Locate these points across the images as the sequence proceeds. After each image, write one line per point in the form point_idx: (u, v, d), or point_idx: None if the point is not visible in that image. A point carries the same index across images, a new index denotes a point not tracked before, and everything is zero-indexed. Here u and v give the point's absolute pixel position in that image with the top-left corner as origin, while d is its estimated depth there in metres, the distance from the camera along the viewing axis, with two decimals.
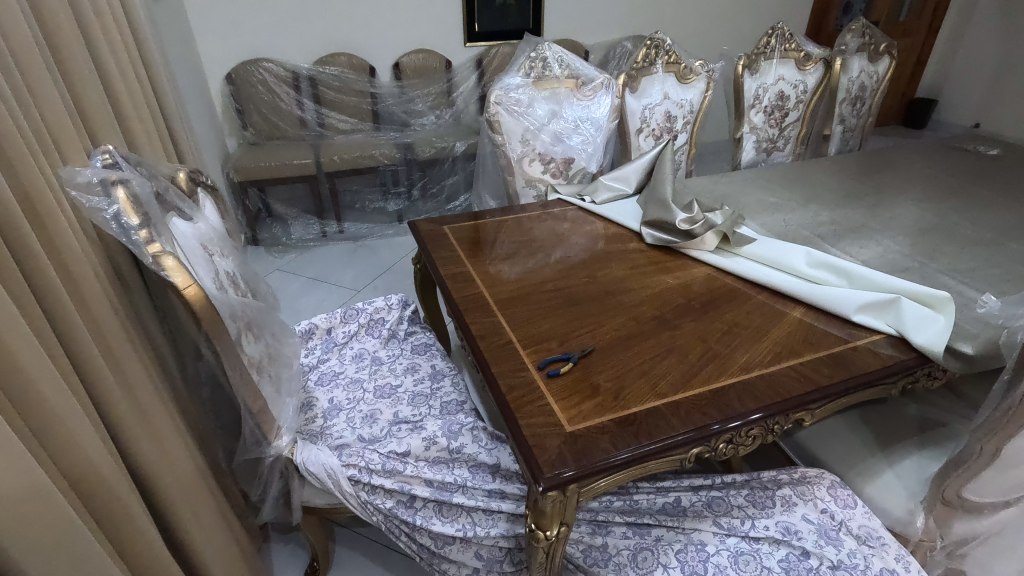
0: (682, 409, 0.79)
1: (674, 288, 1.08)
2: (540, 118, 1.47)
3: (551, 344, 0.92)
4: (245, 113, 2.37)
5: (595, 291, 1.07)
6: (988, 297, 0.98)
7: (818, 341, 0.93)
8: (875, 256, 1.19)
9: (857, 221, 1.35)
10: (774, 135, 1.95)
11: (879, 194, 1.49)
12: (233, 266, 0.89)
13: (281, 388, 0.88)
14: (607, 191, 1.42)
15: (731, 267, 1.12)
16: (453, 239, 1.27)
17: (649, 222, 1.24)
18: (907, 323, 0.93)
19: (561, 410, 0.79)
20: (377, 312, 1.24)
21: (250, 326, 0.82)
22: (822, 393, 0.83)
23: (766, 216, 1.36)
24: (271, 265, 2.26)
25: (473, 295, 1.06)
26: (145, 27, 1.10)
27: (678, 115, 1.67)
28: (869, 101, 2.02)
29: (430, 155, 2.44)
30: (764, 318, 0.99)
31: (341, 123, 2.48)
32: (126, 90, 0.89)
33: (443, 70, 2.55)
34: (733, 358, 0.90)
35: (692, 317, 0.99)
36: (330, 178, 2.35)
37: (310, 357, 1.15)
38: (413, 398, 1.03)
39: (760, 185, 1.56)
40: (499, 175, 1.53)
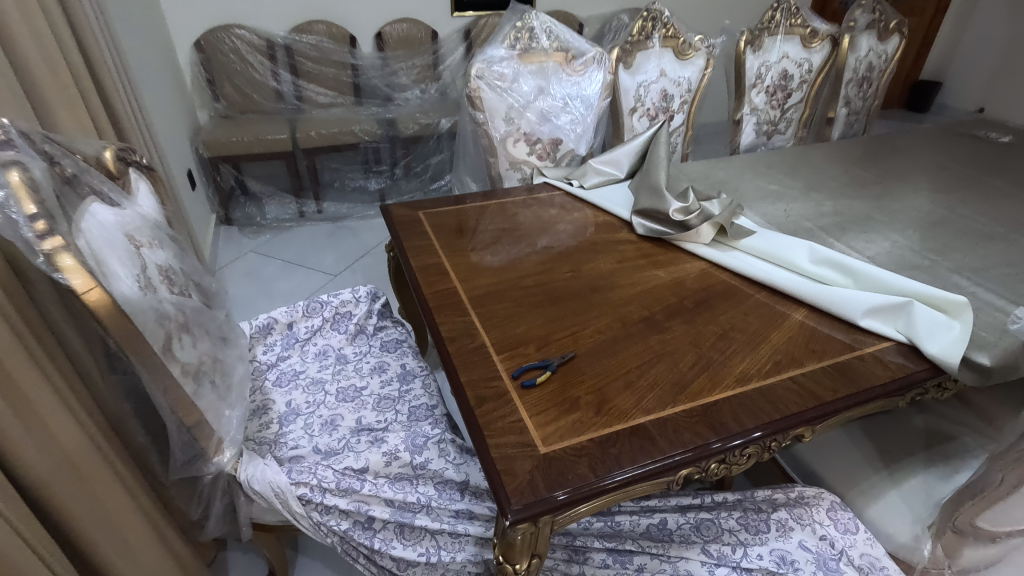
0: (670, 428, 0.71)
1: (665, 285, 0.99)
2: (526, 94, 1.35)
3: (527, 349, 0.83)
4: (216, 84, 2.22)
5: (579, 287, 0.97)
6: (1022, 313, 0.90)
7: (820, 348, 0.85)
8: (883, 252, 1.10)
9: (863, 212, 1.25)
10: (775, 117, 1.84)
11: (885, 183, 1.39)
12: (171, 256, 0.78)
13: (226, 395, 0.78)
14: (596, 175, 1.32)
15: (728, 263, 1.03)
16: (427, 226, 1.16)
17: (639, 211, 1.15)
18: (919, 330, 0.84)
19: (535, 427, 0.71)
20: (344, 305, 1.13)
21: (185, 328, 0.73)
22: (825, 410, 0.75)
23: (765, 206, 1.26)
24: (245, 247, 2.15)
25: (445, 291, 0.96)
26: None
27: (675, 94, 1.56)
28: (876, 82, 1.92)
29: (414, 132, 2.31)
30: (762, 320, 0.91)
31: (320, 96, 2.34)
32: (42, 55, 0.77)
33: (429, 41, 2.40)
34: (726, 367, 0.81)
35: (683, 318, 0.90)
36: (308, 155, 2.23)
37: (268, 355, 1.05)
38: (378, 402, 0.96)
39: (760, 171, 1.46)
40: (480, 156, 1.42)
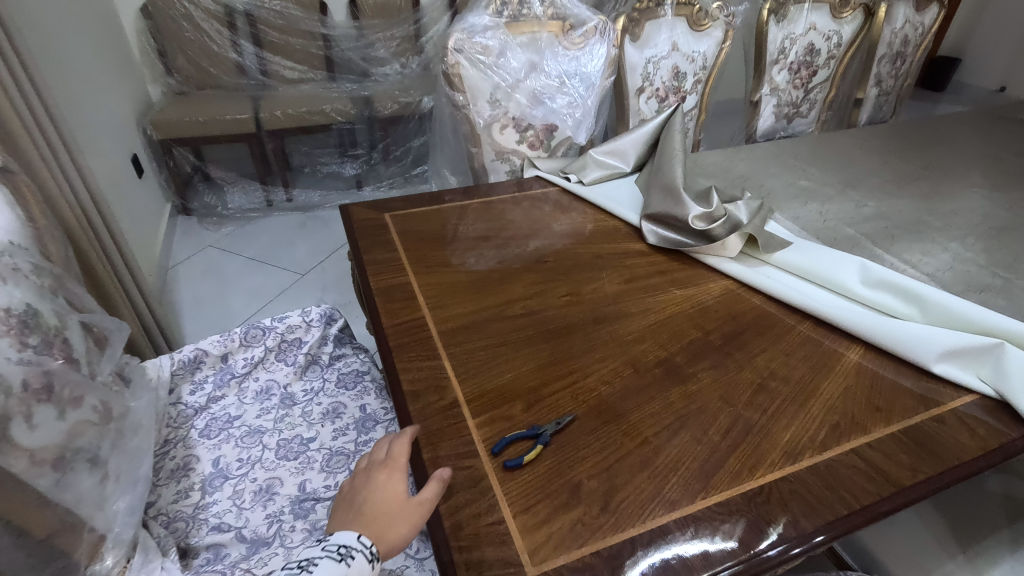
0: (702, 531, 0.53)
1: (686, 313, 0.80)
2: (515, 71, 1.13)
3: (512, 408, 0.64)
4: (168, 56, 1.98)
5: (578, 317, 0.78)
6: None
7: (887, 406, 0.66)
8: (943, 267, 0.92)
9: (912, 215, 1.06)
10: (797, 98, 1.63)
11: (932, 178, 1.20)
12: (26, 294, 0.59)
13: (111, 476, 0.60)
14: (598, 168, 1.12)
15: (761, 284, 0.84)
16: (394, 233, 0.96)
17: (651, 215, 0.95)
18: (1012, 383, 0.66)
19: (522, 533, 0.52)
20: (292, 332, 0.93)
21: (45, 394, 0.56)
22: (904, 499, 0.57)
23: (798, 207, 1.07)
24: (204, 241, 1.93)
25: (410, 322, 0.77)
26: None
27: (688, 71, 1.35)
28: (909, 58, 1.71)
29: (393, 112, 2.08)
30: (808, 363, 0.72)
31: (287, 71, 2.10)
32: None
33: (410, 9, 2.14)
34: (771, 435, 0.62)
35: (710, 361, 0.72)
36: (273, 137, 2.00)
37: (195, 396, 0.85)
38: (328, 461, 0.78)
39: (787, 162, 1.27)
40: (459, 145, 1.21)
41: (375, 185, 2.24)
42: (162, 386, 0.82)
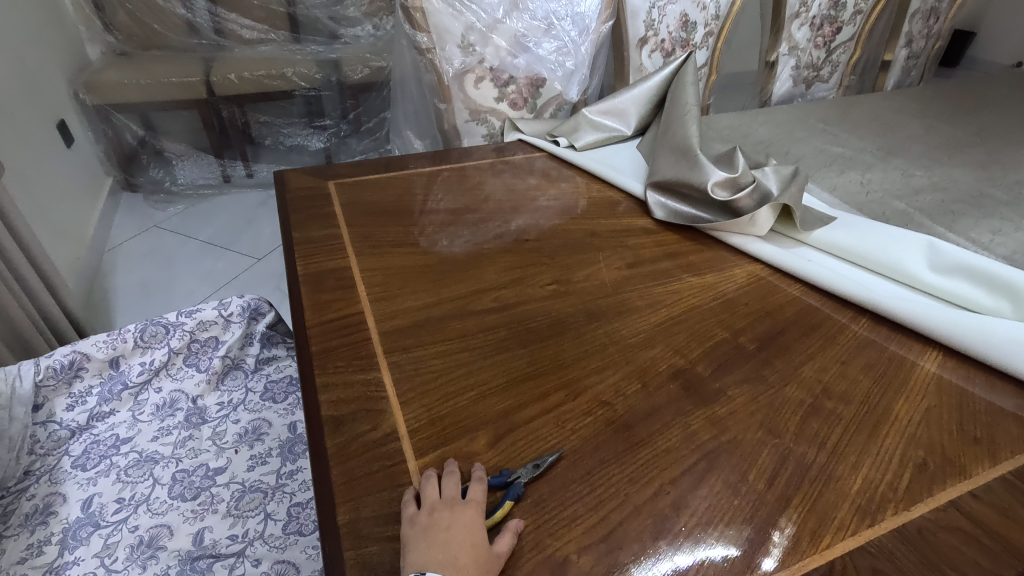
0: None
1: (708, 307, 0.61)
2: (491, 8, 0.91)
3: (474, 443, 0.46)
4: (106, 10, 1.75)
5: (567, 313, 0.59)
6: None
7: (987, 435, 0.48)
8: (1019, 248, 0.74)
9: (969, 187, 0.88)
10: (818, 59, 1.44)
11: (985, 145, 1.02)
12: None
13: None
14: (593, 130, 0.93)
15: (801, 269, 0.65)
16: (338, 205, 0.77)
17: (657, 183, 0.76)
18: None
19: None
20: (205, 328, 0.73)
21: None
22: None
23: (833, 176, 0.89)
24: (150, 221, 1.73)
25: (344, 319, 0.58)
26: None
27: (699, 21, 1.15)
28: (943, 17, 1.52)
29: (364, 78, 1.87)
30: (874, 378, 0.54)
31: (244, 30, 1.88)
32: None
33: None
34: (836, 481, 0.44)
35: (744, 374, 0.53)
36: (228, 103, 1.79)
37: (73, 414, 0.65)
38: (238, 501, 0.59)
39: (814, 127, 1.08)
40: (425, 102, 1.01)
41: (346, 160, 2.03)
42: (21, 403, 0.63)
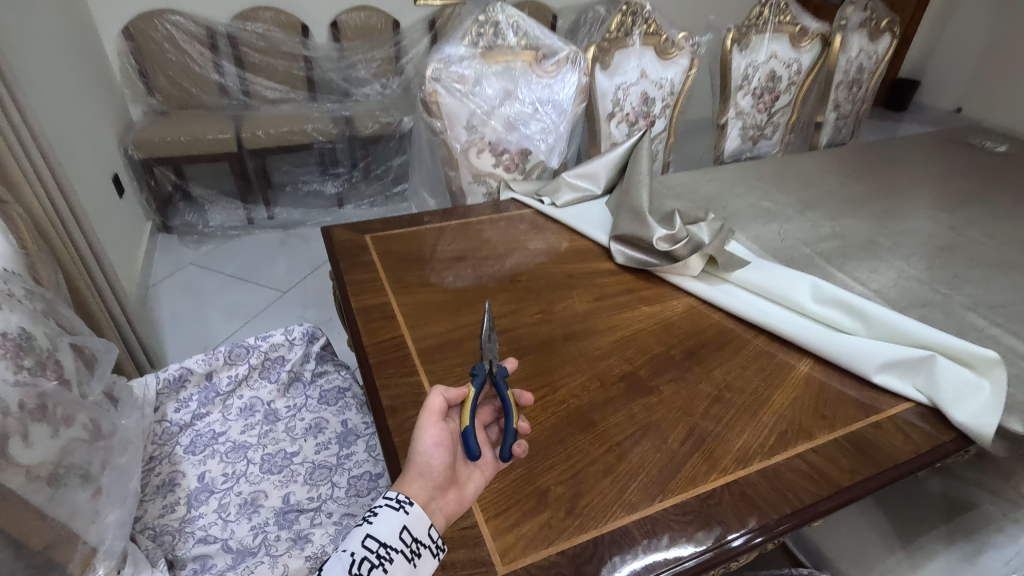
0: (658, 532, 0.58)
1: (651, 329, 0.85)
2: (489, 98, 1.19)
3: None
4: (149, 76, 2.05)
5: (549, 335, 0.83)
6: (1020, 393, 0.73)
7: (831, 413, 0.72)
8: (889, 283, 0.98)
9: (863, 234, 1.13)
10: (761, 122, 1.72)
11: (884, 198, 1.28)
12: (24, 319, 0.61)
13: (103, 493, 0.62)
14: (570, 191, 1.17)
15: (720, 301, 0.89)
16: (374, 254, 1.00)
17: (619, 236, 1.00)
18: (942, 391, 0.72)
19: (493, 536, 0.56)
20: (275, 349, 0.96)
21: (42, 414, 0.58)
22: (841, 499, 0.62)
23: (757, 227, 1.13)
24: (185, 259, 1.95)
25: (389, 341, 0.80)
26: None
27: (657, 97, 1.41)
28: (866, 84, 1.81)
29: (373, 132, 2.13)
30: (762, 377, 0.77)
31: (268, 91, 2.20)
32: None
33: (391, 32, 2.26)
34: (724, 442, 0.67)
35: (672, 375, 0.77)
36: (255, 156, 2.03)
37: (181, 414, 0.87)
38: (311, 473, 0.81)
39: (750, 183, 1.34)
40: (437, 167, 1.26)
41: (355, 203, 2.26)
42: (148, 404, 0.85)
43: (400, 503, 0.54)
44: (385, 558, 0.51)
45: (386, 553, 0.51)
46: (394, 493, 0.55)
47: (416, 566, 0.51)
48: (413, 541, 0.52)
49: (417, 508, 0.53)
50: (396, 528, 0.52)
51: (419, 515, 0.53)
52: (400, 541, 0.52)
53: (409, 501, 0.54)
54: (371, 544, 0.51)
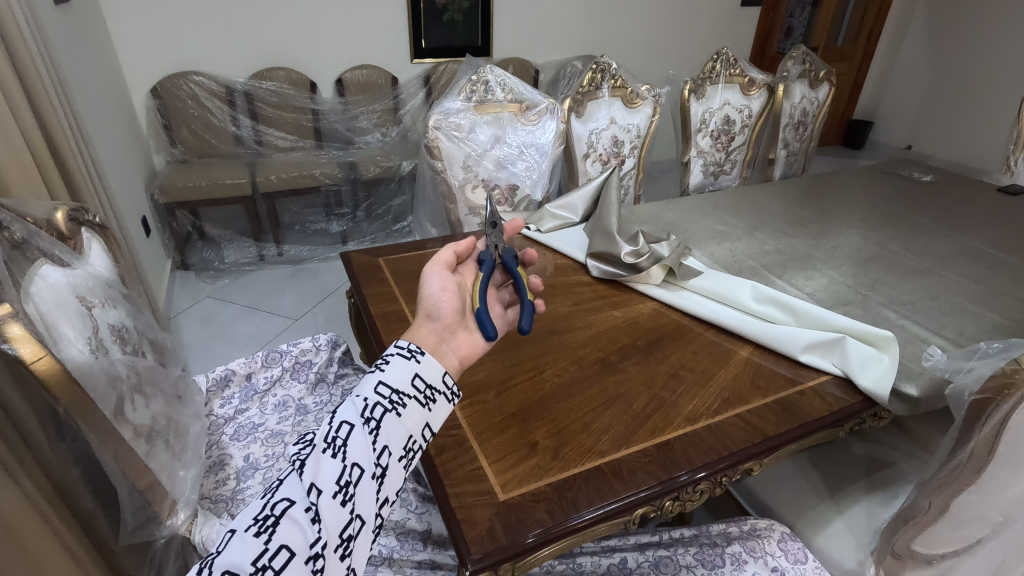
0: (625, 469, 0.74)
1: (620, 326, 1.03)
2: (482, 143, 1.41)
3: (487, 395, 0.85)
4: (173, 129, 2.41)
5: (537, 331, 1.00)
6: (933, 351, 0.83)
7: (764, 384, 0.90)
8: (820, 287, 1.18)
9: (802, 250, 1.33)
10: (720, 159, 1.95)
11: (821, 221, 1.49)
12: (124, 314, 0.77)
13: (181, 454, 0.77)
14: (553, 219, 1.36)
15: (677, 303, 1.08)
16: (387, 272, 1.18)
17: (594, 254, 1.19)
18: (853, 364, 0.90)
19: (495, 475, 0.72)
20: (304, 354, 1.12)
21: (139, 387, 0.72)
22: (768, 444, 0.79)
23: (711, 246, 1.33)
24: (202, 292, 2.12)
25: None
26: (37, 55, 1.05)
27: (626, 139, 1.63)
28: (811, 126, 2.07)
29: (375, 175, 2.35)
30: (710, 359, 0.95)
31: (279, 140, 2.57)
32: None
33: (389, 87, 2.68)
34: (678, 407, 0.84)
35: (637, 359, 0.94)
36: (268, 199, 2.23)
37: (224, 408, 1.03)
38: None
39: (709, 211, 1.54)
40: (438, 202, 1.45)
41: (358, 240, 2.46)
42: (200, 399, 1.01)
43: (410, 353, 0.65)
44: (398, 403, 0.62)
45: (400, 399, 0.62)
46: (406, 345, 0.66)
47: (428, 410, 0.63)
48: (425, 389, 0.64)
49: (427, 359, 0.65)
50: (408, 376, 0.63)
51: (428, 364, 0.65)
52: (412, 390, 0.63)
53: (420, 352, 0.66)
54: (385, 391, 0.61)
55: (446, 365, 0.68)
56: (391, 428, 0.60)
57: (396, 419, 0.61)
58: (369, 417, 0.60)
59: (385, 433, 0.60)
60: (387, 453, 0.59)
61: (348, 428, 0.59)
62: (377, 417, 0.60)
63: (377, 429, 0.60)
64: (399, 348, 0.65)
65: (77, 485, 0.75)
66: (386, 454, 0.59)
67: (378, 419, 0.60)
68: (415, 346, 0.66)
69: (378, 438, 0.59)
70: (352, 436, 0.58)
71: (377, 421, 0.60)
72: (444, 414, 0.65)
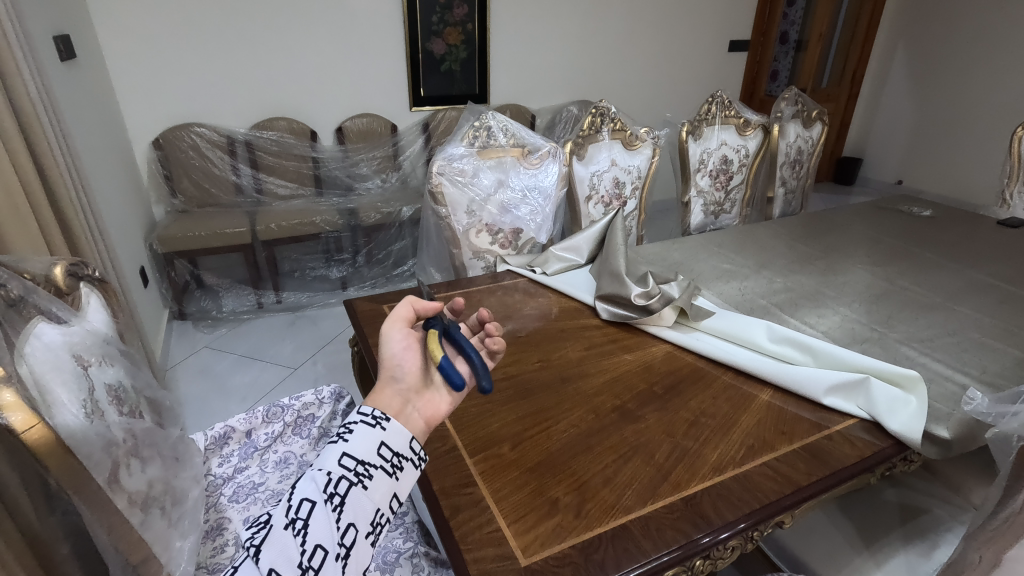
0: (653, 525, 0.70)
1: (635, 370, 1.00)
2: (486, 187, 1.41)
3: (503, 448, 0.81)
4: (174, 179, 2.43)
5: (549, 379, 0.97)
6: (974, 393, 0.75)
7: (789, 429, 0.86)
8: (834, 325, 1.15)
9: (811, 288, 1.32)
10: (720, 198, 1.96)
11: (827, 257, 1.48)
12: (122, 373, 0.73)
13: (179, 521, 0.72)
14: (558, 261, 1.35)
15: (692, 345, 1.05)
16: None
17: (603, 296, 1.17)
18: (879, 406, 0.87)
19: (515, 537, 0.67)
20: (307, 408, 1.07)
21: (137, 450, 0.69)
22: (800, 495, 0.75)
23: (719, 285, 1.32)
24: (199, 343, 2.08)
25: None
26: (42, 110, 1.05)
27: (627, 181, 1.64)
28: (806, 163, 2.09)
29: (375, 221, 2.36)
30: (730, 403, 0.92)
31: (279, 188, 2.59)
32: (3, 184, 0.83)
33: (389, 134, 2.72)
34: (703, 457, 0.80)
35: (655, 405, 0.91)
36: (267, 246, 2.21)
37: (223, 467, 0.98)
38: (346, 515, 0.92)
39: (714, 249, 1.53)
40: (442, 246, 1.44)
41: (358, 286, 2.45)
42: None
43: (375, 420, 0.61)
44: (364, 476, 0.58)
45: (365, 470, 0.58)
46: (369, 410, 0.62)
47: (395, 478, 0.60)
48: (393, 456, 0.60)
49: (393, 425, 0.61)
50: (375, 445, 0.59)
51: (395, 429, 0.61)
52: (378, 459, 0.59)
53: (385, 418, 0.62)
54: (349, 462, 0.57)
55: (413, 429, 0.63)
56: (357, 502, 0.57)
57: (362, 494, 0.57)
58: (331, 493, 0.56)
59: (350, 509, 0.56)
60: (351, 531, 0.56)
61: (310, 506, 0.56)
62: (341, 493, 0.56)
63: (342, 507, 0.56)
64: (363, 415, 0.61)
65: (65, 561, 0.71)
66: (353, 531, 0.56)
67: (342, 496, 0.56)
68: (379, 411, 0.62)
69: (342, 516, 0.56)
70: (312, 515, 0.55)
71: (341, 498, 0.56)
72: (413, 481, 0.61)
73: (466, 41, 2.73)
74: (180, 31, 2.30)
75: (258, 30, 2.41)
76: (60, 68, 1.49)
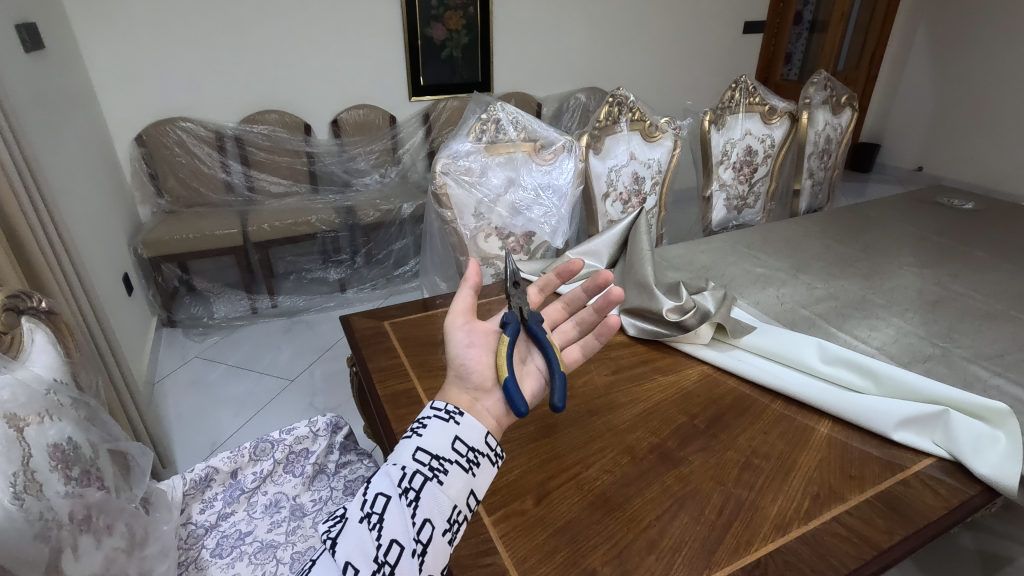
0: None
1: (671, 400, 0.87)
2: (495, 187, 1.28)
3: (527, 503, 0.69)
4: (159, 177, 2.31)
5: (574, 412, 0.84)
6: None
7: (859, 472, 0.74)
8: (890, 340, 1.03)
9: (857, 294, 1.19)
10: (743, 192, 1.83)
11: (870, 258, 1.35)
12: (72, 427, 0.61)
13: None
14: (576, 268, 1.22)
15: (733, 367, 0.92)
16: (395, 339, 1.02)
17: (629, 309, 1.05)
18: (962, 445, 0.75)
19: None
20: (299, 442, 0.95)
21: (87, 524, 0.57)
22: (883, 562, 0.63)
23: (755, 293, 1.19)
24: (189, 352, 1.96)
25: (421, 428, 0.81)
26: None
27: (646, 175, 1.51)
28: (835, 153, 1.95)
29: (375, 219, 2.23)
30: (786, 439, 0.79)
31: (273, 185, 2.48)
32: None
33: (387, 126, 2.59)
34: (762, 510, 0.68)
35: (699, 444, 0.78)
36: (260, 248, 2.09)
37: (206, 515, 0.86)
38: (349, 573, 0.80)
39: (743, 250, 1.40)
40: (448, 252, 1.33)
41: (358, 287, 2.33)
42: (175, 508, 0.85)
43: (449, 415, 0.58)
44: (439, 470, 0.54)
45: (440, 465, 0.54)
46: (442, 405, 0.59)
47: (472, 474, 0.56)
48: (468, 452, 0.56)
49: (467, 419, 0.58)
50: (448, 440, 0.56)
51: (469, 424, 0.58)
52: (452, 454, 0.55)
53: (458, 412, 0.59)
54: (423, 457, 0.54)
55: (487, 425, 0.60)
56: (432, 499, 0.53)
57: (438, 488, 0.53)
58: (407, 488, 0.53)
59: (425, 504, 0.53)
60: (428, 526, 0.52)
61: (385, 501, 0.52)
62: (416, 487, 0.53)
63: (417, 501, 0.52)
64: (437, 411, 0.59)
65: None
66: (429, 528, 0.52)
67: (416, 490, 0.53)
68: (452, 406, 0.59)
69: (418, 511, 0.52)
70: (387, 510, 0.52)
71: (416, 492, 0.53)
72: (490, 478, 0.57)
73: (468, 26, 2.58)
74: (159, 18, 2.15)
75: (244, 16, 2.26)
76: (22, 60, 1.36)
